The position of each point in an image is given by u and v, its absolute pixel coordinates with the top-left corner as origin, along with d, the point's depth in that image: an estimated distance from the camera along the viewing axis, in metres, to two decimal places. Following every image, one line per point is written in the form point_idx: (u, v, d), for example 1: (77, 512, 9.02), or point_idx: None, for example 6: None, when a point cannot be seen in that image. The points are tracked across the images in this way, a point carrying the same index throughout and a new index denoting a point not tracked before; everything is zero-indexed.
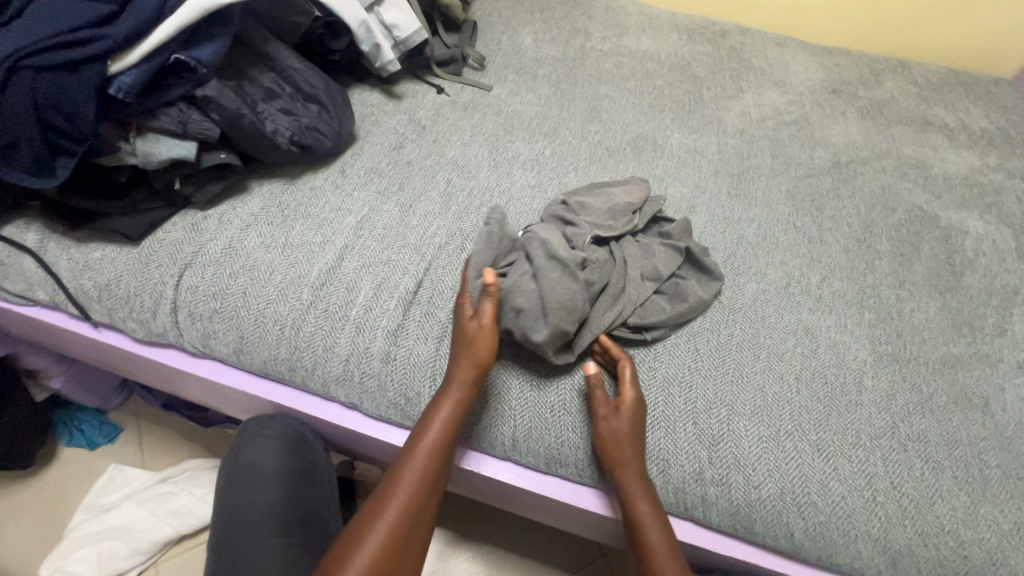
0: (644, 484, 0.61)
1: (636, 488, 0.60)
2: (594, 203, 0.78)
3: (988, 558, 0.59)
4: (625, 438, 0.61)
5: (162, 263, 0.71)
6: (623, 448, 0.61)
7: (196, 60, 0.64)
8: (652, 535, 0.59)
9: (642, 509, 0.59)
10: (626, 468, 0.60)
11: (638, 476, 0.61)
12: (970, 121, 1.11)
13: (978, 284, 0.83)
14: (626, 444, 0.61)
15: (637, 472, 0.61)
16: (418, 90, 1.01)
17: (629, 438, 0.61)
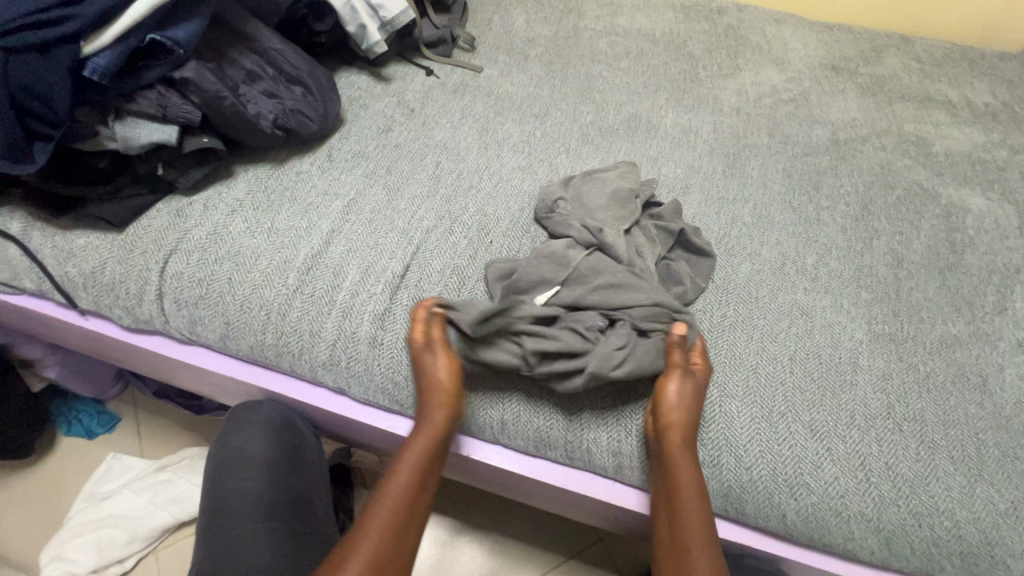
0: (689, 450, 0.59)
1: (681, 451, 0.58)
2: (589, 193, 0.77)
3: (983, 538, 0.58)
4: (681, 400, 0.60)
5: (147, 249, 0.70)
6: (683, 410, 0.60)
7: (172, 40, 0.63)
8: (688, 499, 0.57)
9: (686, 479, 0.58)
10: (677, 429, 0.59)
11: (687, 439, 0.59)
12: (974, 96, 1.08)
13: (979, 263, 0.81)
14: (684, 405, 0.60)
15: (689, 447, 0.58)
16: (407, 73, 0.99)
17: (688, 403, 0.60)
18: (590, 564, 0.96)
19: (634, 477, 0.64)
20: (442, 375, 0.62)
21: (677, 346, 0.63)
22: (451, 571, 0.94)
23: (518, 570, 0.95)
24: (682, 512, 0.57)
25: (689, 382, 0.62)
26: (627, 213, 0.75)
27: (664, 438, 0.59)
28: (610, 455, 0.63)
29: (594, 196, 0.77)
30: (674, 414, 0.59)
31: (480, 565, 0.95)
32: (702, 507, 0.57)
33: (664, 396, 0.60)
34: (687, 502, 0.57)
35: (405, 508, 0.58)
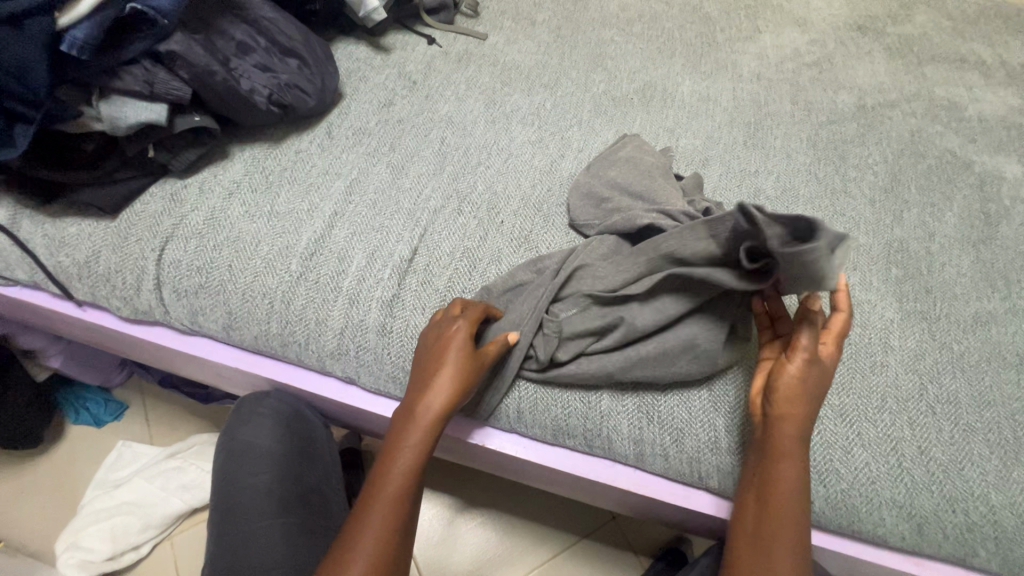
0: (803, 442, 0.53)
1: (795, 443, 0.52)
2: (619, 175, 0.73)
3: (1020, 523, 0.56)
4: (807, 388, 0.53)
5: (142, 237, 0.67)
6: (802, 400, 0.53)
7: (156, 10, 0.59)
8: (789, 491, 0.51)
9: (790, 469, 0.52)
10: (794, 416, 0.53)
11: (802, 432, 0.53)
12: (1008, 56, 1.01)
13: (1015, 235, 0.77)
14: (805, 393, 0.53)
15: (801, 430, 0.53)
16: (408, 42, 0.94)
17: (809, 389, 0.53)
18: (605, 542, 0.96)
19: (655, 465, 0.61)
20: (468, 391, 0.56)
21: (816, 325, 0.53)
22: (465, 553, 0.94)
23: (533, 549, 0.95)
24: (777, 501, 0.51)
25: (815, 371, 0.53)
26: (662, 186, 0.70)
27: (774, 424, 0.53)
28: (631, 443, 0.61)
29: (624, 177, 0.72)
30: (792, 401, 0.53)
31: (495, 545, 0.95)
32: (802, 505, 0.51)
33: (781, 380, 0.53)
34: (783, 496, 0.51)
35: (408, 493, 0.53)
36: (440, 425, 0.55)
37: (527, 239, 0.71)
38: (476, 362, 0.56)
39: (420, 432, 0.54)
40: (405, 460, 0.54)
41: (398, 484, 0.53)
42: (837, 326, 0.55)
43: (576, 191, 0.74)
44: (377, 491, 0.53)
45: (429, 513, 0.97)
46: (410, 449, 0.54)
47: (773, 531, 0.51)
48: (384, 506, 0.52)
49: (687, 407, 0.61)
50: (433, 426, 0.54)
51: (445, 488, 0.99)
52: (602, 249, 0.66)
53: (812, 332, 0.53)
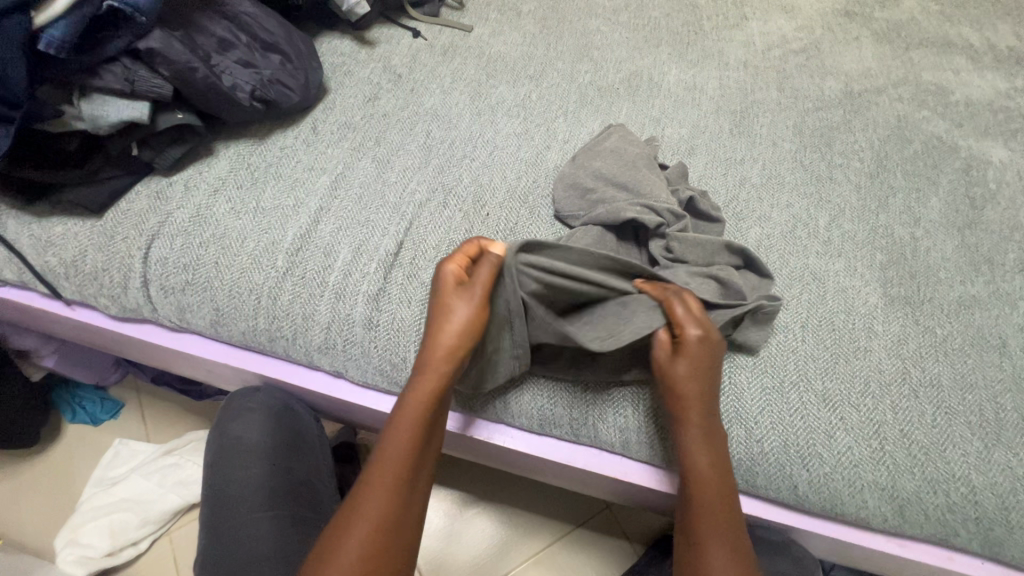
0: (712, 441, 0.55)
1: (701, 442, 0.55)
2: (604, 164, 0.73)
3: (999, 502, 0.57)
4: (683, 380, 0.55)
5: (128, 235, 0.67)
6: (687, 401, 0.55)
7: (132, 6, 0.58)
8: (709, 494, 0.54)
9: (699, 470, 0.55)
10: (692, 419, 0.55)
11: (703, 430, 0.55)
12: (996, 39, 1.01)
13: (1000, 219, 0.77)
14: (686, 393, 0.55)
15: (703, 430, 0.55)
16: (393, 35, 0.93)
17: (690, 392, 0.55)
18: (600, 531, 0.96)
19: (642, 452, 0.62)
20: (466, 336, 0.55)
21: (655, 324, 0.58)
22: (460, 542, 0.95)
23: (527, 539, 0.96)
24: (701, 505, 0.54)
25: (682, 358, 0.56)
26: (646, 176, 0.70)
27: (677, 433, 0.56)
28: (617, 431, 0.62)
29: (609, 166, 0.72)
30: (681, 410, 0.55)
31: (491, 536, 0.96)
32: (726, 504, 0.54)
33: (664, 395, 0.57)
34: (700, 497, 0.55)
35: (415, 451, 0.54)
36: (447, 373, 0.55)
37: (512, 231, 0.71)
38: (473, 335, 0.55)
39: (426, 385, 0.55)
40: (411, 416, 0.55)
41: (405, 442, 0.54)
42: (673, 308, 0.57)
43: (561, 182, 0.74)
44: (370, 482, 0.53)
45: None
46: (416, 404, 0.55)
47: (702, 531, 0.54)
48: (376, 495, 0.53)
49: None
50: (439, 379, 0.55)
51: (440, 480, 1.00)
52: (585, 239, 0.66)
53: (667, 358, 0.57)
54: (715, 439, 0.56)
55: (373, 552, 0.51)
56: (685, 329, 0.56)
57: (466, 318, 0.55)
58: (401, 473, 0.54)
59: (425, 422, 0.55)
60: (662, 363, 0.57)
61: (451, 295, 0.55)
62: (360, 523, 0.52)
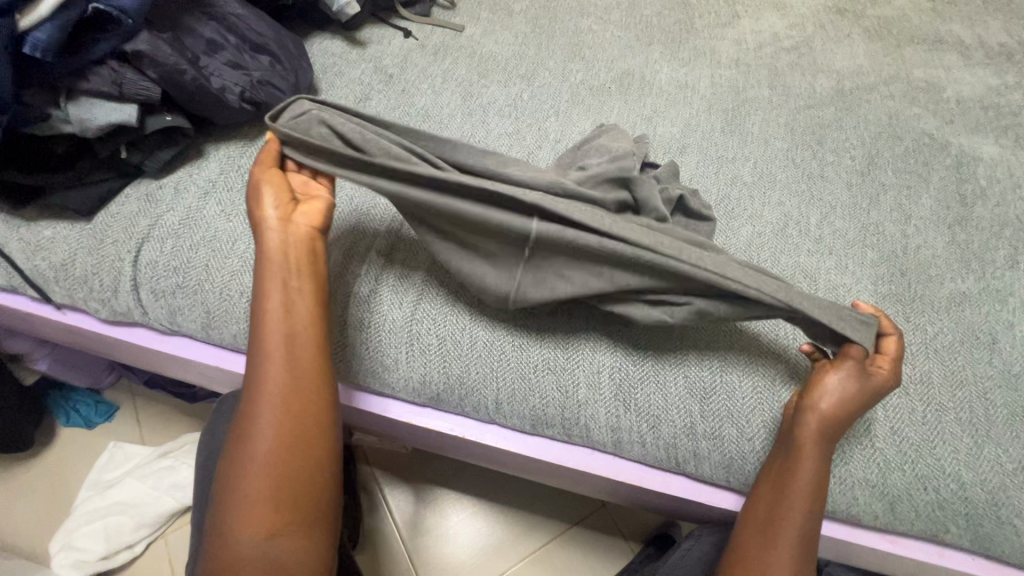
0: (827, 442, 0.54)
1: (820, 438, 0.54)
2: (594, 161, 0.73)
3: (989, 498, 0.58)
4: (853, 398, 0.54)
5: (118, 239, 0.67)
6: (839, 407, 0.54)
7: (119, 9, 0.58)
8: (805, 487, 0.53)
9: (808, 462, 0.54)
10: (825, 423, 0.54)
11: (829, 433, 0.54)
12: (987, 36, 1.01)
13: (990, 215, 0.77)
14: (848, 405, 0.54)
15: (830, 432, 0.54)
16: (384, 35, 0.93)
17: (849, 401, 0.54)
18: (595, 529, 0.97)
19: (632, 451, 0.62)
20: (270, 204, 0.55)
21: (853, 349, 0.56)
22: (456, 542, 0.95)
23: (523, 538, 0.96)
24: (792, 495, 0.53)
25: (865, 382, 0.54)
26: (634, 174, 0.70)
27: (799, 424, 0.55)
28: (609, 430, 0.62)
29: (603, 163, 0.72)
30: (827, 411, 0.54)
31: (486, 535, 0.96)
32: (819, 501, 0.54)
33: (812, 391, 0.55)
34: (798, 487, 0.53)
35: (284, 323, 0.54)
36: (276, 242, 0.55)
37: None
38: (278, 198, 0.56)
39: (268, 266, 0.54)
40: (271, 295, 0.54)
41: (270, 320, 0.53)
42: (889, 347, 0.57)
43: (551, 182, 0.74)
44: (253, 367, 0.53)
45: (419, 504, 0.98)
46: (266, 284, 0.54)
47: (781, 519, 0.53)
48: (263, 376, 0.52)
49: (664, 395, 0.61)
50: (274, 250, 0.54)
51: (435, 479, 1.00)
52: None
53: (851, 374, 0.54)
54: (833, 443, 0.55)
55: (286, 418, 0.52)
56: (885, 366, 0.56)
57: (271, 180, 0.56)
58: (280, 341, 0.53)
59: (284, 294, 0.54)
60: (839, 373, 0.54)
61: (257, 183, 0.56)
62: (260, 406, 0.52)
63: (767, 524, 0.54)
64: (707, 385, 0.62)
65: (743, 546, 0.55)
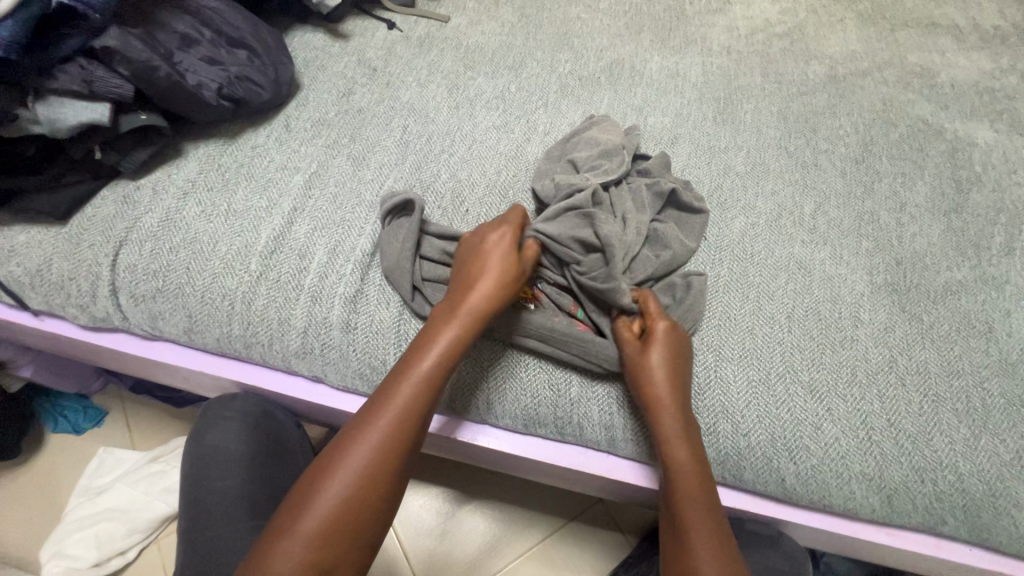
0: (684, 424, 0.55)
1: (674, 425, 0.54)
2: (582, 156, 0.71)
3: (987, 489, 0.57)
4: (654, 368, 0.55)
5: (95, 242, 0.65)
6: (654, 381, 0.55)
7: (86, 5, 0.57)
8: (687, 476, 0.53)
9: (676, 451, 0.54)
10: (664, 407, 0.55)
11: (676, 415, 0.55)
12: (981, 19, 1.00)
13: (986, 201, 0.76)
14: (655, 376, 0.55)
15: (675, 413, 0.55)
16: (367, 27, 0.91)
17: (665, 374, 0.55)
18: (593, 525, 0.96)
19: (627, 449, 0.61)
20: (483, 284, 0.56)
21: (621, 328, 0.59)
22: (451, 540, 0.94)
23: (520, 535, 0.95)
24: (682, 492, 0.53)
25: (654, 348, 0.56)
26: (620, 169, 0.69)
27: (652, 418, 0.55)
28: (602, 429, 0.61)
29: (595, 164, 0.70)
30: (661, 395, 0.55)
31: (483, 533, 0.95)
32: (706, 490, 0.53)
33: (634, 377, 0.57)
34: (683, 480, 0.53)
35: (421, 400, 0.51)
36: (475, 327, 0.54)
37: None
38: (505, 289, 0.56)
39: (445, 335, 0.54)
40: (426, 365, 0.52)
41: (409, 388, 0.51)
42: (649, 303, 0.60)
43: (539, 177, 0.72)
44: (359, 430, 0.50)
45: (415, 504, 0.97)
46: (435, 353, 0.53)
47: (689, 515, 0.52)
48: (370, 439, 0.49)
49: None
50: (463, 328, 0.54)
51: (430, 478, 0.99)
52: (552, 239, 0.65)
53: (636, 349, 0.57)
54: (688, 424, 0.55)
55: (366, 489, 0.48)
56: (655, 322, 0.58)
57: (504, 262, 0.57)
58: (404, 425, 0.50)
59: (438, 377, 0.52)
60: (631, 355, 0.57)
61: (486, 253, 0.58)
62: (355, 454, 0.49)
63: (676, 528, 0.52)
64: (698, 382, 0.62)
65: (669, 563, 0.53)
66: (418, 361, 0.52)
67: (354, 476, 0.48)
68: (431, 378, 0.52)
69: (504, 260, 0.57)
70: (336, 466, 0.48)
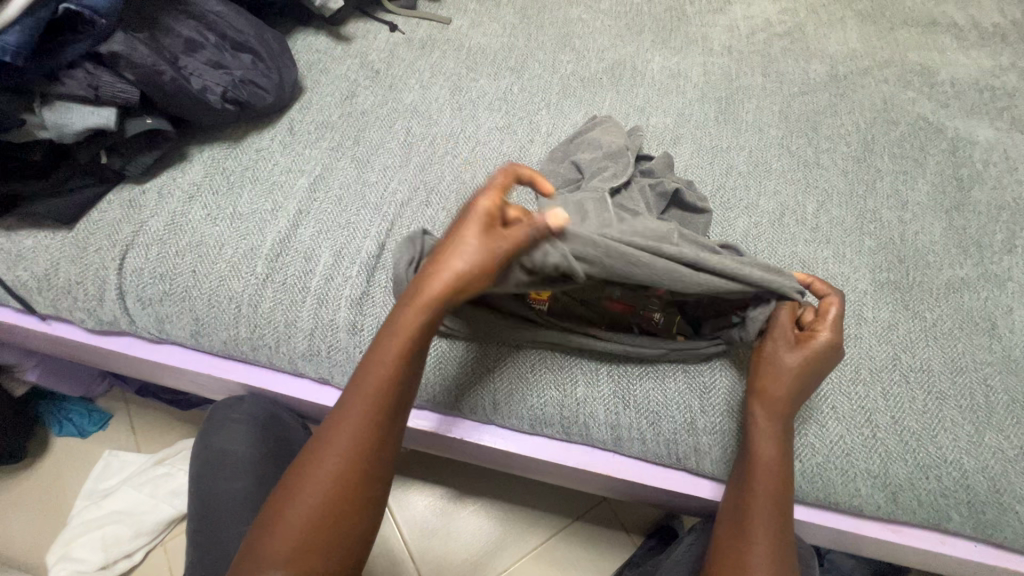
0: (784, 426, 0.54)
1: (774, 422, 0.54)
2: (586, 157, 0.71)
3: (991, 486, 0.57)
4: (790, 371, 0.54)
5: (101, 246, 0.66)
6: (782, 381, 0.54)
7: (90, 9, 0.56)
8: (766, 475, 0.53)
9: (766, 446, 0.53)
10: (774, 403, 0.54)
11: (780, 415, 0.54)
12: (980, 17, 1.00)
13: (987, 199, 0.76)
14: (787, 377, 0.54)
15: (784, 413, 0.54)
16: (369, 30, 0.91)
17: (794, 377, 0.54)
18: (597, 524, 0.96)
19: (633, 447, 0.62)
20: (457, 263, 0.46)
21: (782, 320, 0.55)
22: (457, 541, 0.95)
23: (525, 535, 0.96)
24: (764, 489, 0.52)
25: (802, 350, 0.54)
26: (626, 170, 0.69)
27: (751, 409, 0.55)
28: (608, 428, 0.61)
29: (602, 167, 0.69)
30: (776, 393, 0.54)
31: (488, 533, 0.96)
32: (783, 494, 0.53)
33: (762, 365, 0.56)
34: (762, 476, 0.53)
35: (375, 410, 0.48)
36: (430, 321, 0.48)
37: None
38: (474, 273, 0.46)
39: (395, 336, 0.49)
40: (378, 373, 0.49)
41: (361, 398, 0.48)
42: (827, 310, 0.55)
43: (542, 179, 0.72)
44: (329, 432, 0.48)
45: (420, 505, 0.98)
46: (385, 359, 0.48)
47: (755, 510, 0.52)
48: (329, 455, 0.47)
49: (663, 390, 0.61)
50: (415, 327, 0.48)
51: (435, 479, 1.00)
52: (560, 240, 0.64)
53: (788, 350, 0.55)
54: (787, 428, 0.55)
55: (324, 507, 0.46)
56: (822, 329, 0.55)
57: (480, 253, 0.45)
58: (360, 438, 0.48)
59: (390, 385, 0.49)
60: (774, 347, 0.55)
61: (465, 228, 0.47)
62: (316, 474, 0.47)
63: (738, 519, 0.53)
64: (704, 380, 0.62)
65: (717, 549, 0.53)
66: (378, 359, 0.49)
67: (327, 477, 0.47)
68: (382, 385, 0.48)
69: (481, 258, 0.45)
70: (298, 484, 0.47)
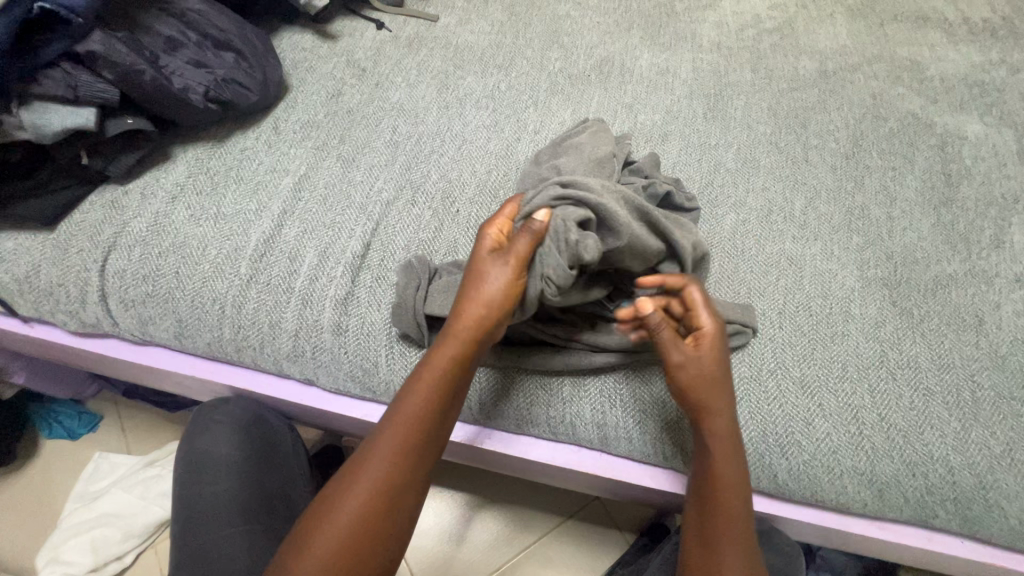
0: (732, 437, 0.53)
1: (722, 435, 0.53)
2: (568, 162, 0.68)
3: (978, 482, 0.57)
4: (714, 378, 0.53)
5: (83, 248, 0.65)
6: (713, 392, 0.53)
7: (67, 8, 0.57)
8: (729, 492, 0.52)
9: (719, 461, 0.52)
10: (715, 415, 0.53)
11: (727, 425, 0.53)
12: (970, 12, 1.00)
13: (975, 194, 0.76)
14: (713, 388, 0.53)
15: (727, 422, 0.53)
16: (356, 28, 0.90)
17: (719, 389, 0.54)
18: (589, 522, 0.96)
19: (620, 447, 0.61)
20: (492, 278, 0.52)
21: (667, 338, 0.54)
22: (448, 540, 0.95)
23: (516, 535, 0.95)
24: (724, 510, 0.51)
25: (703, 349, 0.54)
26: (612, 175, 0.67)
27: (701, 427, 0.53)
28: (595, 428, 0.61)
29: (585, 157, 0.68)
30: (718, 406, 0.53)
31: (480, 532, 0.96)
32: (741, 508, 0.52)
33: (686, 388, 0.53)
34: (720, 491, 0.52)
35: (418, 428, 0.51)
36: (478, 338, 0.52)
37: (484, 226, 0.69)
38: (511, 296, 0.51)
39: (445, 349, 0.52)
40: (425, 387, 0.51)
41: (408, 415, 0.51)
42: (693, 295, 0.55)
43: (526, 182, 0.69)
44: (368, 450, 0.50)
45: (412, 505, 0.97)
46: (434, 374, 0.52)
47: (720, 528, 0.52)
48: (369, 472, 0.49)
49: (650, 390, 0.60)
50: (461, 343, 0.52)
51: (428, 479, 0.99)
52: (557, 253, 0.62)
53: (699, 359, 0.53)
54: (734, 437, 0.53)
55: (362, 521, 0.47)
56: (699, 316, 0.55)
57: (506, 284, 0.51)
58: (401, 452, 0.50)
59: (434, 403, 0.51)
60: (685, 368, 0.53)
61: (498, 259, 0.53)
62: (353, 495, 0.48)
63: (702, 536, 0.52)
64: None
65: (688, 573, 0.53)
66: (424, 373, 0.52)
67: (367, 489, 0.48)
68: (428, 398, 0.51)
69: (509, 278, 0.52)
70: (334, 504, 0.48)
